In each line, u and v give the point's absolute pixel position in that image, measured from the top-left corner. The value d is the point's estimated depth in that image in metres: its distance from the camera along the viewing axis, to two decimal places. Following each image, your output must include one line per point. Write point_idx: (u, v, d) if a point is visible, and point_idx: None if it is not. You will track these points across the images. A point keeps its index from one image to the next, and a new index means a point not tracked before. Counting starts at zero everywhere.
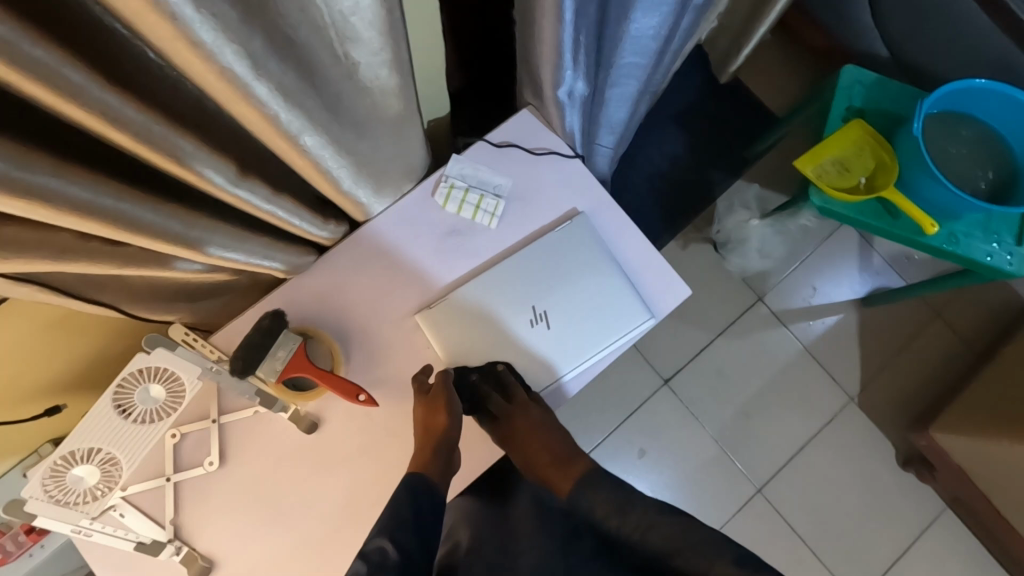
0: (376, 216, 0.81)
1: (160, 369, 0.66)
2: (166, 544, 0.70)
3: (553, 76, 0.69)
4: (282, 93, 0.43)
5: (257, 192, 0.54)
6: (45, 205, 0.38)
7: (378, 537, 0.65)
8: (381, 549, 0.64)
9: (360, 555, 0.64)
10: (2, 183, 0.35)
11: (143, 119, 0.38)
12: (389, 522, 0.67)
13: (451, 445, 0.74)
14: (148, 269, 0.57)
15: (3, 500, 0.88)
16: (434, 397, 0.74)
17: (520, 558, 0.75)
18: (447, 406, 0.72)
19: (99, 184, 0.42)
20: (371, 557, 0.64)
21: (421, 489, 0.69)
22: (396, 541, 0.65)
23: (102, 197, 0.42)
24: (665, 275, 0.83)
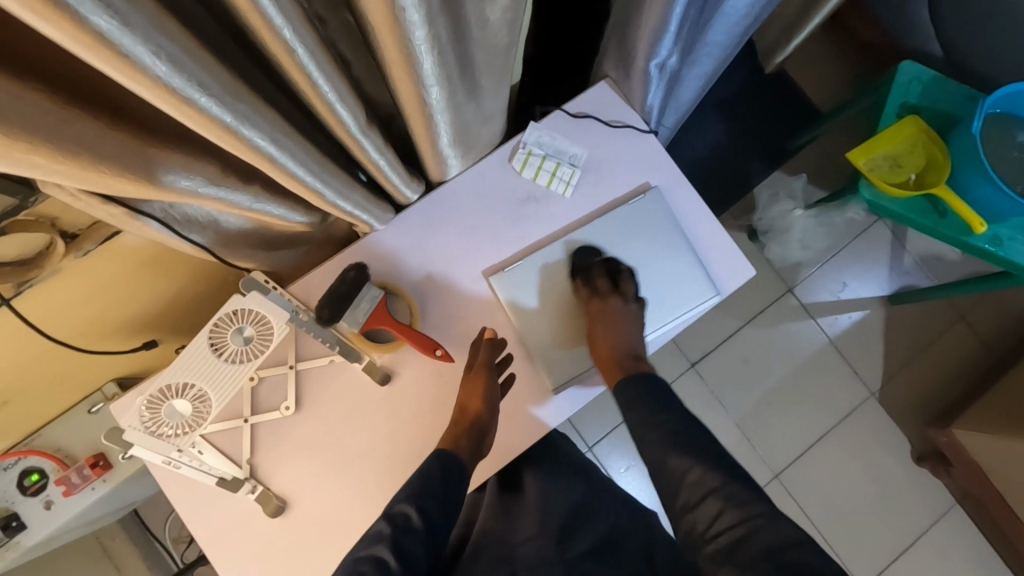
0: (453, 178, 0.82)
1: (251, 312, 0.68)
2: (244, 482, 0.73)
3: (650, 49, 0.70)
4: (434, 44, 0.45)
5: (376, 143, 0.56)
6: (230, 137, 0.41)
7: (403, 503, 0.67)
8: (406, 515, 0.66)
9: (387, 516, 0.66)
10: (200, 111, 0.37)
11: (319, 56, 0.39)
12: (415, 490, 0.69)
13: (484, 427, 0.75)
14: (265, 213, 0.59)
15: (69, 436, 0.91)
16: (475, 373, 0.76)
17: (520, 546, 0.80)
18: (483, 393, 0.75)
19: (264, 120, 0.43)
20: (396, 521, 0.66)
21: (444, 462, 0.71)
22: (421, 509, 0.67)
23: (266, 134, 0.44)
24: (732, 255, 0.84)
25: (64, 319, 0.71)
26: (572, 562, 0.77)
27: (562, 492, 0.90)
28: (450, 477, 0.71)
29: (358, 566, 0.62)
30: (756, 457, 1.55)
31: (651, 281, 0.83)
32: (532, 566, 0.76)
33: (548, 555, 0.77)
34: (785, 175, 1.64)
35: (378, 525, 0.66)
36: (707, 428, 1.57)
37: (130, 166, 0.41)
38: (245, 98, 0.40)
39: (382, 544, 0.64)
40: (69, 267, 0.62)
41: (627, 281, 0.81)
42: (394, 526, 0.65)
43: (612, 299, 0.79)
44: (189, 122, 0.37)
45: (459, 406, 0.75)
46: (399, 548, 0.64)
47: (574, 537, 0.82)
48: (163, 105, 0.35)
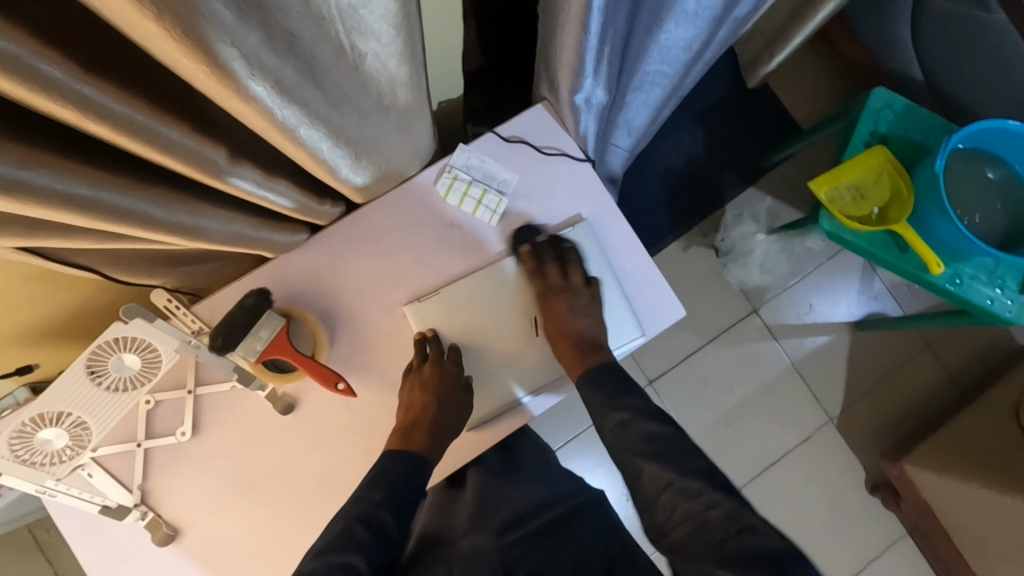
0: (375, 199, 0.78)
1: (137, 340, 0.65)
2: (132, 509, 0.70)
3: (572, 82, 0.66)
4: (279, 88, 0.41)
5: (249, 177, 0.53)
6: (6, 197, 0.36)
7: (378, 508, 0.64)
8: (383, 521, 0.64)
9: (360, 519, 0.63)
10: None
11: (126, 111, 0.36)
12: (386, 494, 0.66)
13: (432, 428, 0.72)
14: (133, 243, 0.56)
15: None
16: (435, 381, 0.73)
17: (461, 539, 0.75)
18: (435, 389, 0.72)
19: (78, 173, 0.40)
20: (373, 527, 0.63)
21: (401, 460, 0.69)
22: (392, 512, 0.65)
23: (77, 187, 0.40)
24: (663, 294, 0.80)
25: None
26: (511, 551, 0.73)
27: (503, 487, 0.86)
28: (420, 475, 0.69)
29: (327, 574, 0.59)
30: None
31: None
32: (468, 558, 0.71)
33: (485, 547, 0.73)
34: (757, 193, 1.59)
35: (349, 525, 0.63)
36: None
37: None
38: (24, 156, 0.35)
39: (354, 552, 0.60)
40: None
41: (577, 270, 0.78)
42: (370, 532, 0.63)
43: (566, 295, 0.77)
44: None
45: (419, 402, 0.72)
46: (372, 558, 0.61)
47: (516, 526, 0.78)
48: None
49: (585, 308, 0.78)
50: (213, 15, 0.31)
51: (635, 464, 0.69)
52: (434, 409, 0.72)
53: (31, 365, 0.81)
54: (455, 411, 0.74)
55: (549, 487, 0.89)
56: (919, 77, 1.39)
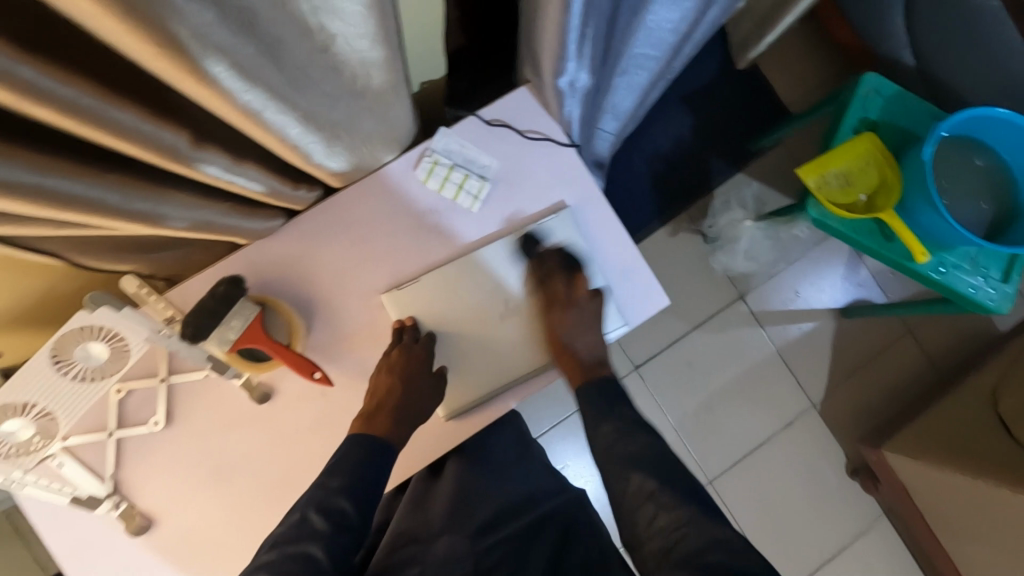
0: (352, 184, 0.76)
1: (102, 328, 0.63)
2: (104, 500, 0.69)
3: (555, 65, 0.64)
4: (239, 71, 0.39)
5: (215, 162, 0.51)
6: None
7: (337, 497, 0.64)
8: (342, 509, 0.64)
9: (318, 507, 0.63)
10: None
11: (72, 93, 0.34)
12: (348, 481, 0.65)
13: (405, 417, 0.71)
14: (98, 228, 0.54)
15: None
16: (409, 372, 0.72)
17: (434, 543, 0.75)
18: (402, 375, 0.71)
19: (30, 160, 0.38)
20: (331, 516, 0.63)
21: (363, 448, 0.68)
22: (354, 500, 0.65)
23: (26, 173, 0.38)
24: (647, 283, 0.79)
25: None
26: (483, 554, 0.75)
27: (483, 476, 0.87)
28: (379, 463, 0.68)
29: (285, 565, 0.59)
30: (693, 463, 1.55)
31: None
32: (441, 564, 0.72)
33: (457, 552, 0.74)
34: (746, 178, 1.57)
35: (306, 514, 0.63)
36: None
37: None
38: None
39: (313, 541, 0.61)
40: None
41: (581, 282, 0.77)
42: (327, 521, 0.62)
43: (567, 310, 0.76)
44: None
45: (384, 386, 0.72)
46: (332, 548, 0.61)
47: (495, 528, 0.79)
48: None
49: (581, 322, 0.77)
50: None
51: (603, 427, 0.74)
52: (399, 394, 0.71)
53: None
54: (420, 399, 0.72)
55: (525, 480, 0.90)
56: (909, 62, 1.38)
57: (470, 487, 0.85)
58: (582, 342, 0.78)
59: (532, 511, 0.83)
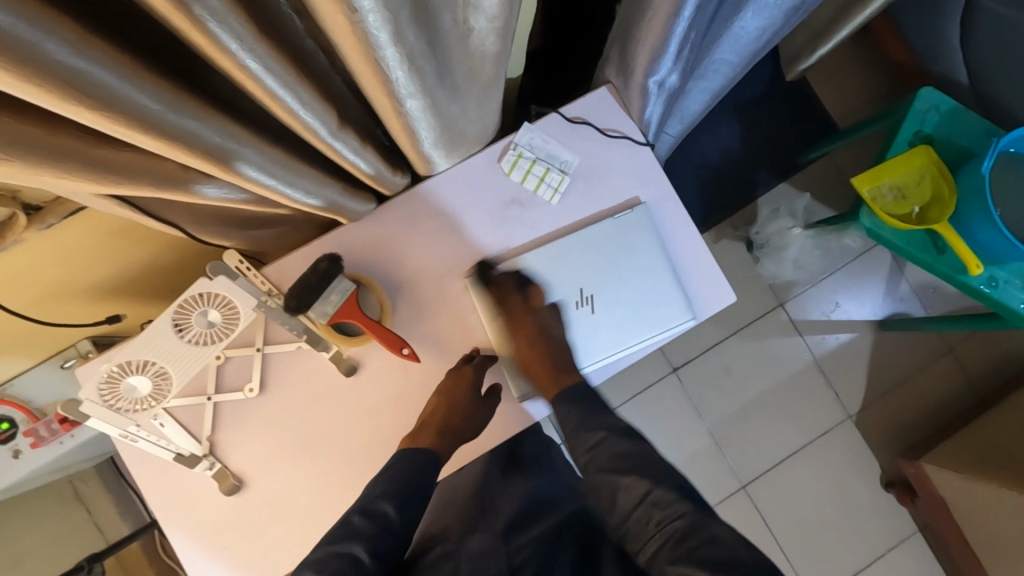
0: (440, 173, 0.80)
1: (217, 295, 0.67)
2: (201, 459, 0.73)
3: (650, 65, 0.68)
4: (407, 60, 0.43)
5: (349, 144, 0.55)
6: (176, 146, 0.39)
7: (379, 500, 0.68)
8: (386, 514, 0.67)
9: (360, 510, 0.67)
10: (155, 124, 0.36)
11: (281, 70, 0.38)
12: (394, 488, 0.69)
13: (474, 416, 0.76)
14: (236, 202, 0.58)
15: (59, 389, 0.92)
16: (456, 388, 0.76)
17: (467, 540, 0.73)
18: (449, 395, 0.75)
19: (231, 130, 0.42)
20: (374, 519, 0.66)
21: (412, 460, 0.72)
22: (397, 504, 0.68)
23: (229, 142, 0.42)
24: (713, 280, 0.83)
25: (32, 284, 0.71)
26: (517, 549, 0.74)
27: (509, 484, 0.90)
28: (425, 474, 0.72)
29: (329, 563, 0.62)
30: (727, 467, 1.57)
31: (633, 294, 0.81)
32: (475, 556, 0.69)
33: (491, 547, 0.72)
34: (791, 188, 1.60)
35: (349, 516, 0.66)
36: (683, 435, 1.57)
37: (76, 165, 0.41)
38: (195, 107, 0.38)
39: (356, 542, 0.64)
40: (34, 237, 0.61)
41: (535, 293, 0.79)
42: (370, 523, 0.66)
43: (523, 312, 0.78)
44: (130, 134, 0.35)
45: (429, 406, 0.76)
46: (374, 548, 0.64)
47: (521, 529, 0.79)
48: (92, 121, 0.33)
49: (553, 321, 0.79)
50: None
51: (629, 439, 0.73)
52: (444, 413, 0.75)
53: (120, 316, 0.88)
54: (472, 416, 0.75)
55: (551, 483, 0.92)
56: (963, 81, 1.39)
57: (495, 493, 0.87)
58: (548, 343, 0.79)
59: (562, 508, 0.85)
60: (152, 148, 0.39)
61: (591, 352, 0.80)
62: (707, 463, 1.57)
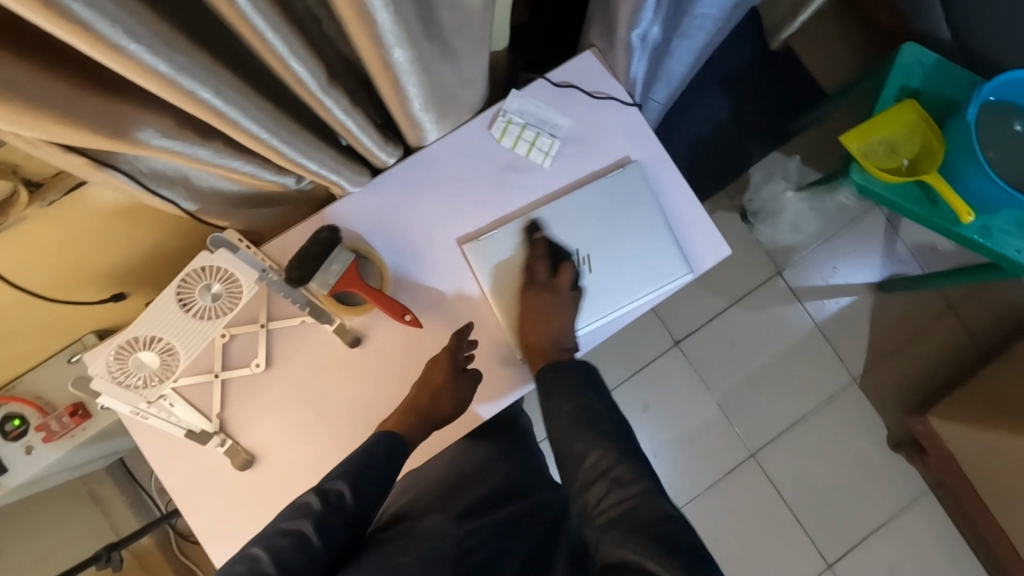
0: (432, 142, 0.81)
1: (220, 269, 0.68)
2: (213, 435, 0.74)
3: (632, 17, 0.69)
4: (391, 2, 0.44)
5: (340, 102, 0.56)
6: (171, 89, 0.40)
7: (336, 479, 0.66)
8: (340, 492, 0.65)
9: (317, 490, 0.65)
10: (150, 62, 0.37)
11: (267, 8, 0.38)
12: (353, 470, 0.67)
13: (452, 392, 0.75)
14: (232, 170, 0.59)
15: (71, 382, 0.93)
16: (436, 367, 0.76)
17: (422, 523, 0.69)
18: (434, 375, 0.75)
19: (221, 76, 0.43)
20: (328, 498, 0.64)
21: (388, 442, 0.71)
22: (355, 488, 0.66)
23: (223, 91, 0.43)
24: (708, 235, 0.84)
25: (37, 269, 0.72)
26: (472, 537, 0.69)
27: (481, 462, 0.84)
28: (393, 456, 0.70)
29: (278, 539, 0.60)
30: (735, 437, 1.57)
31: (624, 256, 0.82)
32: (426, 540, 0.65)
33: (445, 533, 0.68)
34: (782, 157, 1.61)
35: (306, 497, 0.64)
36: (689, 406, 1.58)
37: (65, 109, 0.41)
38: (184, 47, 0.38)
39: (307, 519, 0.62)
40: (36, 215, 0.62)
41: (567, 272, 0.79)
42: (322, 503, 0.63)
43: (548, 294, 0.78)
44: (123, 69, 0.36)
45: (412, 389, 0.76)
46: (322, 527, 0.62)
47: (480, 515, 0.73)
48: (89, 51, 0.33)
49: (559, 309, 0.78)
50: None
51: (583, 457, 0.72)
52: (427, 392, 0.74)
53: (124, 294, 0.88)
54: (444, 395, 0.74)
55: (520, 470, 0.87)
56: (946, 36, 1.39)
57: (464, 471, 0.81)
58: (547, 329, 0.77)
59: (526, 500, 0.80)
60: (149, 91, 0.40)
61: (590, 312, 0.81)
62: (714, 435, 1.57)
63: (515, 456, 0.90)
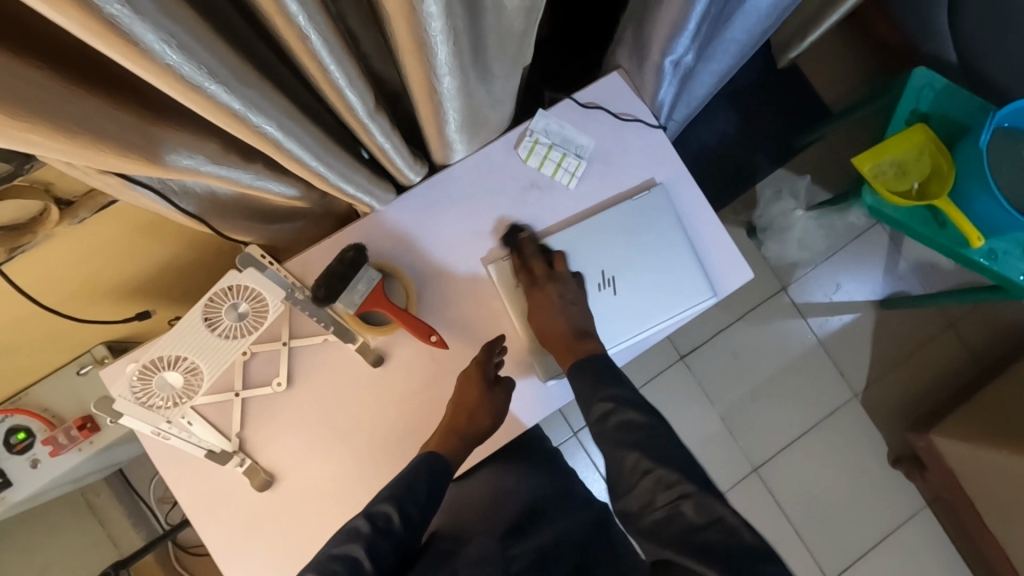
0: (457, 161, 0.81)
1: (247, 288, 0.67)
2: (232, 455, 0.73)
3: (666, 44, 0.69)
4: (450, 35, 0.44)
5: (383, 127, 0.55)
6: (234, 120, 0.39)
7: (382, 502, 0.66)
8: (387, 515, 0.65)
9: (365, 514, 0.65)
10: (219, 99, 0.36)
11: (334, 44, 0.38)
12: (398, 492, 0.67)
13: (482, 411, 0.75)
14: (267, 190, 0.58)
15: (78, 392, 0.92)
16: (466, 382, 0.75)
17: (467, 546, 0.69)
18: (467, 388, 0.75)
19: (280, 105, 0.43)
20: (376, 521, 0.64)
21: (429, 466, 0.70)
22: (402, 511, 0.66)
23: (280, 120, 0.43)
24: (731, 257, 0.84)
25: (56, 284, 0.71)
26: (516, 555, 0.69)
27: (519, 483, 0.85)
28: (437, 479, 0.70)
29: (330, 565, 0.60)
30: (738, 451, 1.58)
31: (649, 279, 0.82)
32: (473, 560, 0.65)
33: (490, 553, 0.67)
34: (789, 174, 1.62)
35: (354, 523, 0.64)
36: (693, 419, 1.59)
37: (123, 139, 0.41)
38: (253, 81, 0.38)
39: (357, 543, 0.62)
40: (64, 232, 0.61)
41: (561, 262, 0.79)
42: (370, 525, 0.64)
43: (553, 285, 0.77)
44: (197, 105, 0.36)
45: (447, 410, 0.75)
46: (372, 547, 0.62)
47: (524, 534, 0.74)
48: (169, 90, 0.33)
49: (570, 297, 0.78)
50: None
51: (615, 454, 0.72)
52: (461, 410, 0.74)
53: (149, 311, 0.88)
54: (480, 412, 0.74)
55: (557, 490, 0.88)
56: (953, 60, 1.41)
57: (503, 494, 0.82)
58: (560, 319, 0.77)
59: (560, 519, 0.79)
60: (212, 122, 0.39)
61: (614, 334, 0.82)
62: (718, 449, 1.58)
63: (549, 474, 0.90)
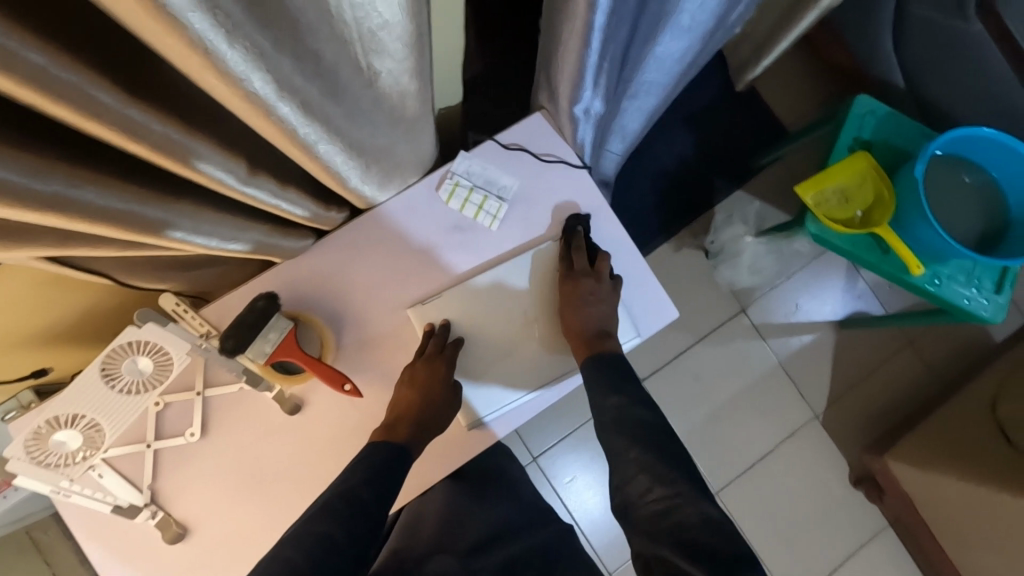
0: (379, 204, 0.80)
1: (149, 343, 0.67)
2: (143, 508, 0.72)
3: (572, 94, 0.70)
4: (304, 109, 0.44)
5: (265, 187, 0.55)
6: (59, 213, 0.39)
7: (357, 485, 0.64)
8: (359, 494, 0.64)
9: (341, 494, 0.63)
10: (36, 198, 0.36)
11: (165, 132, 0.38)
12: (369, 475, 0.66)
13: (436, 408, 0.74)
14: (149, 250, 0.58)
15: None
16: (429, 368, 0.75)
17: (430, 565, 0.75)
18: (426, 381, 0.74)
19: (115, 188, 0.43)
20: (352, 500, 0.63)
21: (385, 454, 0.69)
22: (371, 491, 0.65)
23: (116, 201, 0.43)
24: (656, 295, 0.84)
25: None
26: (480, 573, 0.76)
27: (473, 504, 0.88)
28: (398, 468, 0.69)
29: (307, 544, 0.57)
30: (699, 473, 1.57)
31: (640, 275, 0.84)
32: None
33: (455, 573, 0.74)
34: (746, 197, 1.62)
35: (330, 500, 0.63)
36: None
37: None
38: (72, 174, 0.38)
39: (332, 521, 0.60)
40: None
41: (604, 261, 0.80)
42: (347, 504, 0.62)
43: (588, 280, 0.78)
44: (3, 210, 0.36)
45: (404, 400, 0.75)
46: (350, 529, 0.61)
47: (487, 551, 0.80)
48: None
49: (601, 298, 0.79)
50: (254, 48, 0.34)
51: (619, 444, 0.69)
52: (419, 406, 0.73)
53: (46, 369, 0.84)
54: (441, 409, 0.74)
55: (515, 513, 0.90)
56: (900, 85, 1.42)
57: (458, 516, 0.85)
58: (583, 318, 0.77)
59: (518, 539, 0.84)
60: (34, 220, 0.39)
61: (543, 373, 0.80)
62: None
63: (504, 493, 0.93)
